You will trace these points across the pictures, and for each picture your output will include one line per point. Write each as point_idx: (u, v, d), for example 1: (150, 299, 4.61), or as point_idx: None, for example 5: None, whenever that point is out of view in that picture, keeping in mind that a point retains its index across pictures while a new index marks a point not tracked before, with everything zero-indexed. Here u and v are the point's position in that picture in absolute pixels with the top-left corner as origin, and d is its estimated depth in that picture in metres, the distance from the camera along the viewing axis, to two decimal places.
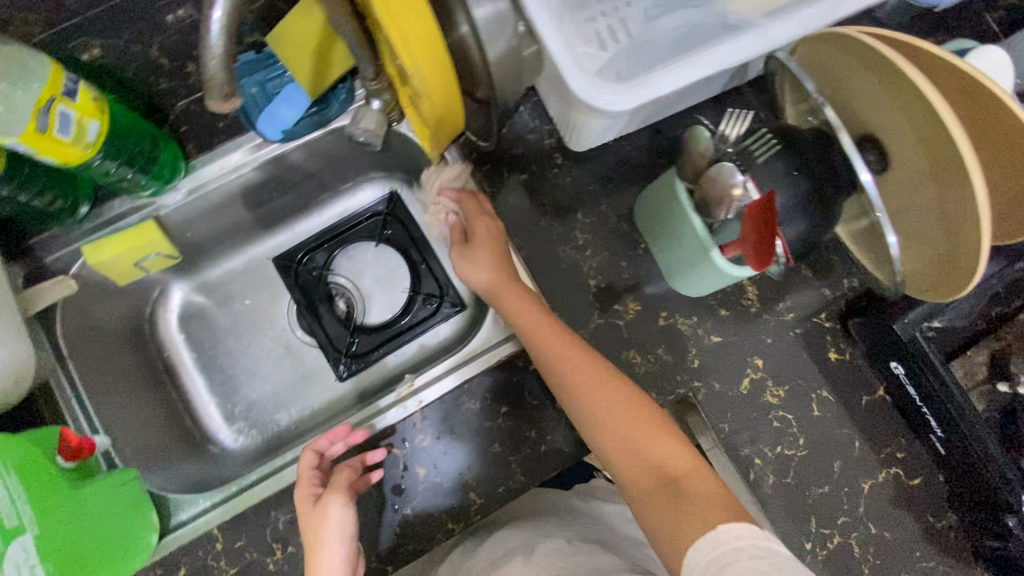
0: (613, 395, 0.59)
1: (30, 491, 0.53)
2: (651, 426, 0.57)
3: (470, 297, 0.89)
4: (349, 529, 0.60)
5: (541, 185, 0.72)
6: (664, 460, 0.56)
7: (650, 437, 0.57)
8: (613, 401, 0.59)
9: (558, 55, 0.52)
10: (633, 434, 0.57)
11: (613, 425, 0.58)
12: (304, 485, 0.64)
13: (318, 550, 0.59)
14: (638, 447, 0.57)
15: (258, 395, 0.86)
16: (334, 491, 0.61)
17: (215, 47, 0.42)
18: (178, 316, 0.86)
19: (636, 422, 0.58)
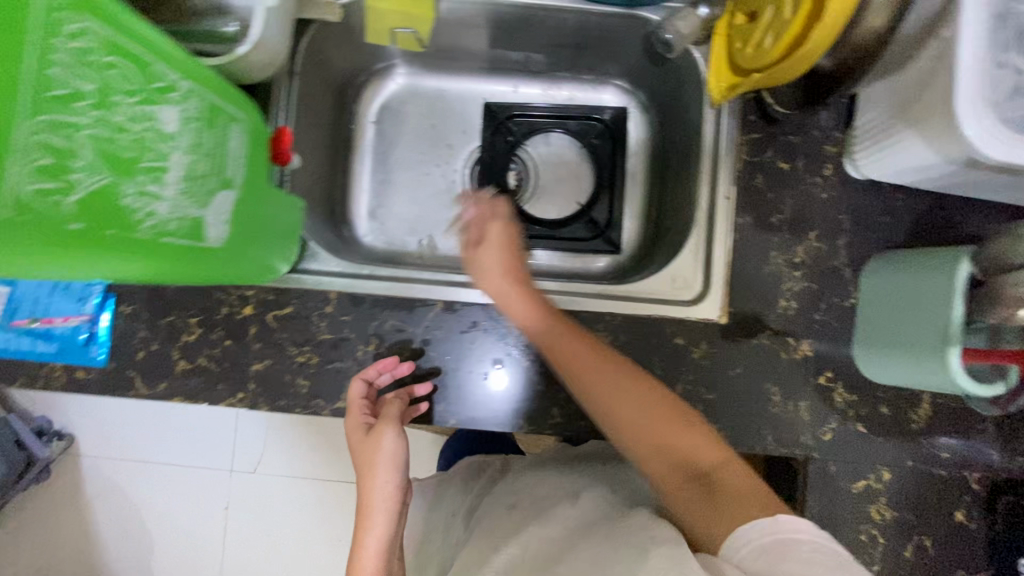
0: (621, 382, 0.58)
1: (249, 156, 0.51)
2: (669, 411, 0.56)
3: (633, 246, 0.85)
4: (400, 462, 0.63)
5: (794, 186, 0.66)
6: (630, 393, 0.57)
7: (665, 421, 0.55)
8: (625, 406, 0.57)
9: (963, 62, 0.43)
10: (625, 412, 0.57)
11: (636, 420, 0.56)
12: (354, 412, 0.63)
13: (373, 476, 0.62)
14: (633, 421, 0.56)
15: (404, 209, 0.87)
16: (389, 422, 0.62)
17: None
18: (381, 100, 0.88)
19: (636, 404, 0.57)
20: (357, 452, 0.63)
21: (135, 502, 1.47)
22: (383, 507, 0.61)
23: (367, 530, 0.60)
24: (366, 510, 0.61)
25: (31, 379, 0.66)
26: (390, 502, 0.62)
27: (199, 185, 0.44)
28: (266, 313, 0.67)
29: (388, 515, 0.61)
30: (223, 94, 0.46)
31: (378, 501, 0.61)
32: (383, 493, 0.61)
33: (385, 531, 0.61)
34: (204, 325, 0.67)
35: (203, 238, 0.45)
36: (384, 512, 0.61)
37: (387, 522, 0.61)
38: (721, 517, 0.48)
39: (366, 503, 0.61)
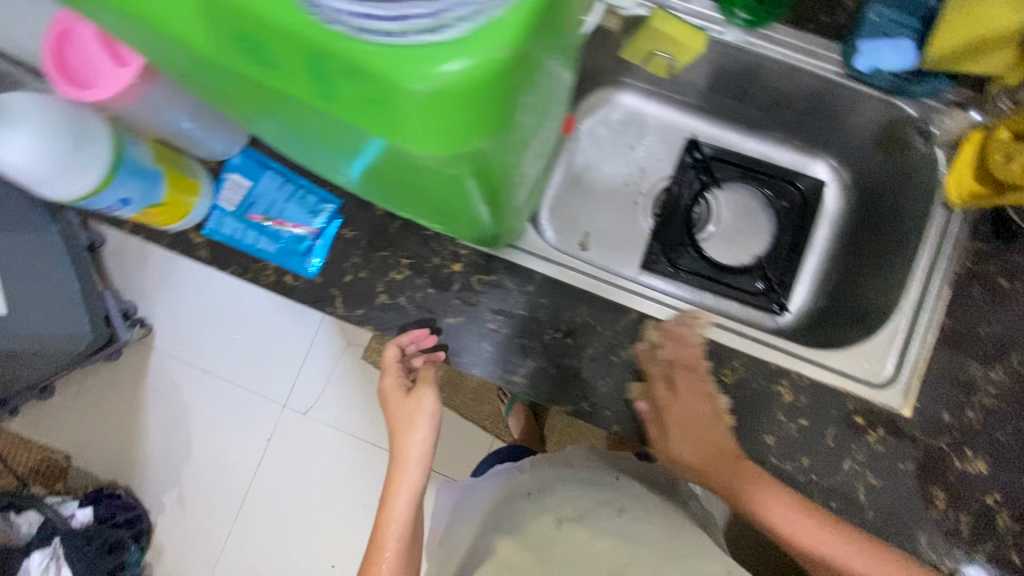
0: (697, 428, 0.65)
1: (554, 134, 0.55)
2: (746, 471, 0.64)
3: (797, 315, 0.86)
4: (433, 424, 0.70)
5: (1009, 304, 0.67)
6: (722, 467, 0.64)
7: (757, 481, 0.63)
8: (686, 445, 0.66)
9: None
10: (685, 438, 0.66)
11: (726, 475, 0.64)
12: (395, 366, 0.70)
13: (405, 433, 0.70)
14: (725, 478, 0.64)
15: (586, 215, 0.91)
16: (426, 387, 0.70)
17: None
18: (595, 112, 0.93)
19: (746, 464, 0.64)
20: (390, 405, 0.71)
21: (187, 404, 1.42)
22: (413, 466, 0.69)
23: (397, 492, 0.69)
24: (402, 470, 0.70)
25: (243, 270, 0.71)
26: (421, 458, 0.70)
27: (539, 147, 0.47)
28: (473, 275, 0.70)
29: (418, 473, 0.70)
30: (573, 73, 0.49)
31: (410, 459, 0.69)
32: (416, 466, 0.70)
33: (410, 493, 0.69)
34: (412, 268, 0.70)
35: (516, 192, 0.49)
36: (413, 478, 0.69)
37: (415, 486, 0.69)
38: (783, 537, 0.64)
39: (404, 460, 0.70)
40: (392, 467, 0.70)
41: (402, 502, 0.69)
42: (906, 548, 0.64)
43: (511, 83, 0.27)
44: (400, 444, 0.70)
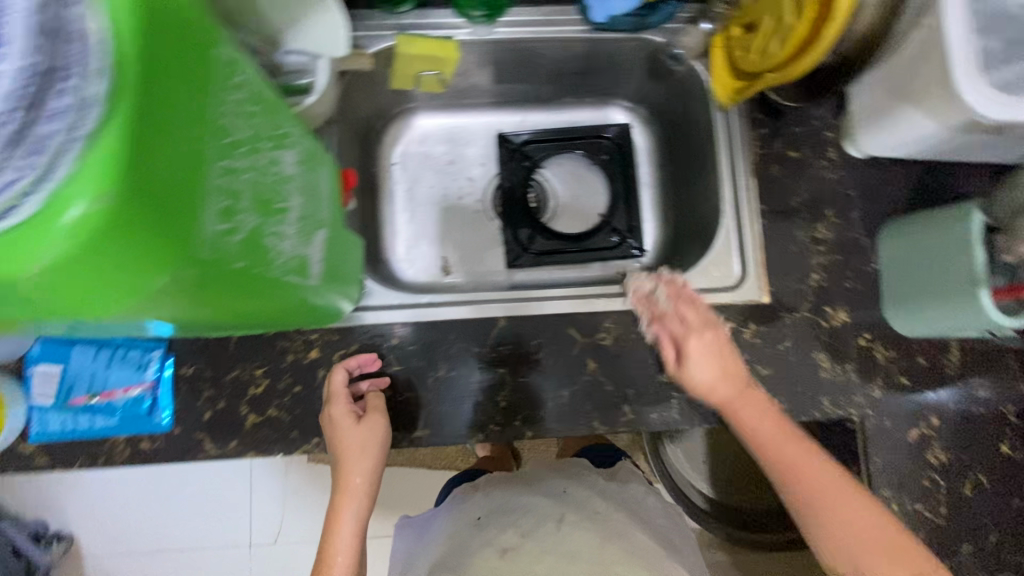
0: (776, 437, 0.63)
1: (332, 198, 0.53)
2: (847, 493, 0.61)
3: (654, 248, 0.91)
4: (367, 505, 0.64)
5: (804, 169, 0.73)
6: (817, 501, 0.61)
7: (851, 508, 0.60)
8: (769, 421, 0.64)
9: (953, 43, 0.52)
10: (787, 449, 0.63)
11: (827, 506, 0.61)
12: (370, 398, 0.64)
13: (349, 457, 0.62)
14: (835, 512, 0.61)
15: (432, 241, 0.90)
16: (349, 463, 0.62)
17: None
18: (401, 144, 0.91)
19: (866, 518, 0.60)
20: (338, 404, 0.63)
21: None
22: (347, 555, 0.61)
23: (339, 534, 0.62)
24: (349, 480, 0.63)
25: (93, 458, 0.64)
26: (367, 480, 0.63)
27: (308, 222, 0.46)
28: (334, 353, 0.67)
29: (359, 516, 0.63)
30: (310, 136, 0.48)
31: (365, 467, 0.62)
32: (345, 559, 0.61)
33: (354, 549, 0.62)
34: (270, 374, 0.67)
35: (308, 276, 0.47)
36: (354, 523, 0.62)
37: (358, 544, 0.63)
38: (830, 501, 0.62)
39: (343, 511, 0.62)
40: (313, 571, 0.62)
41: (346, 548, 0.61)
42: (814, 414, 0.69)
43: (165, 206, 0.27)
44: (335, 513, 0.63)
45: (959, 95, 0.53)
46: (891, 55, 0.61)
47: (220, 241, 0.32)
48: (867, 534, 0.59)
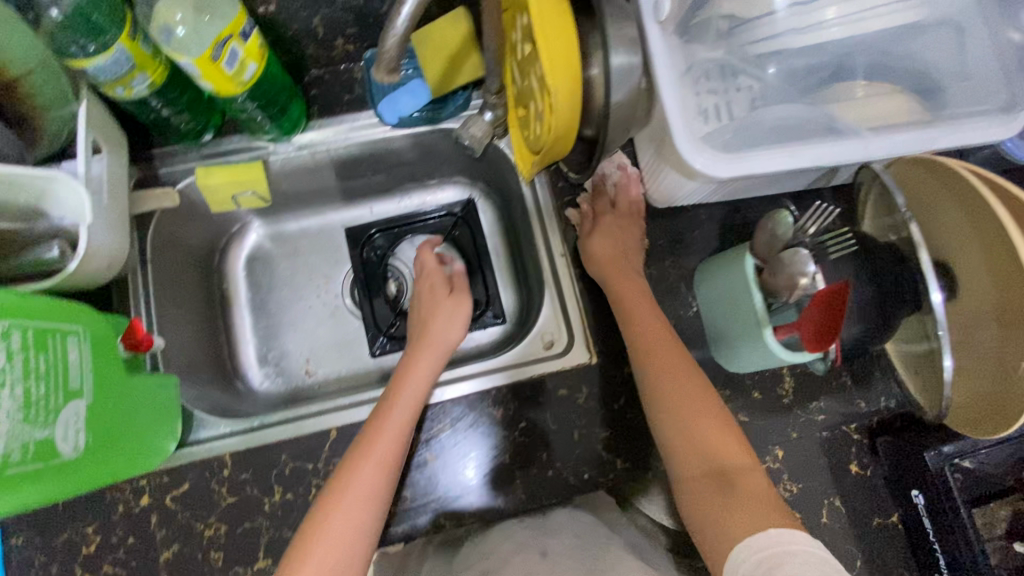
0: (649, 332, 0.65)
1: (98, 361, 0.54)
2: (727, 442, 0.58)
3: (513, 313, 0.91)
4: (423, 396, 0.68)
5: None
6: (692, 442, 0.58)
7: (725, 453, 0.57)
8: (664, 367, 0.62)
9: (672, 116, 0.55)
10: (654, 354, 0.64)
11: (704, 452, 0.58)
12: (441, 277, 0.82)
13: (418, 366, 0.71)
14: (682, 424, 0.59)
15: (294, 346, 0.90)
16: (463, 294, 0.80)
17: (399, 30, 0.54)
18: (247, 256, 0.92)
19: (740, 458, 0.57)
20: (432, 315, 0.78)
21: None
22: (358, 501, 0.59)
23: (358, 475, 0.60)
24: (405, 397, 0.66)
25: None
26: (403, 432, 0.64)
27: (42, 405, 0.46)
28: (165, 496, 0.66)
29: (391, 474, 0.61)
30: (46, 315, 0.49)
31: (409, 398, 0.66)
32: (357, 502, 0.59)
33: (371, 508, 0.59)
34: (103, 530, 0.65)
35: (56, 457, 0.47)
36: (378, 491, 0.60)
37: (392, 459, 0.62)
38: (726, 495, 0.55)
39: (385, 429, 0.63)
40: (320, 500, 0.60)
41: (360, 492, 0.59)
42: (660, 469, 0.69)
43: None
44: (375, 428, 0.64)
45: (688, 160, 0.56)
46: (645, 121, 0.64)
47: None
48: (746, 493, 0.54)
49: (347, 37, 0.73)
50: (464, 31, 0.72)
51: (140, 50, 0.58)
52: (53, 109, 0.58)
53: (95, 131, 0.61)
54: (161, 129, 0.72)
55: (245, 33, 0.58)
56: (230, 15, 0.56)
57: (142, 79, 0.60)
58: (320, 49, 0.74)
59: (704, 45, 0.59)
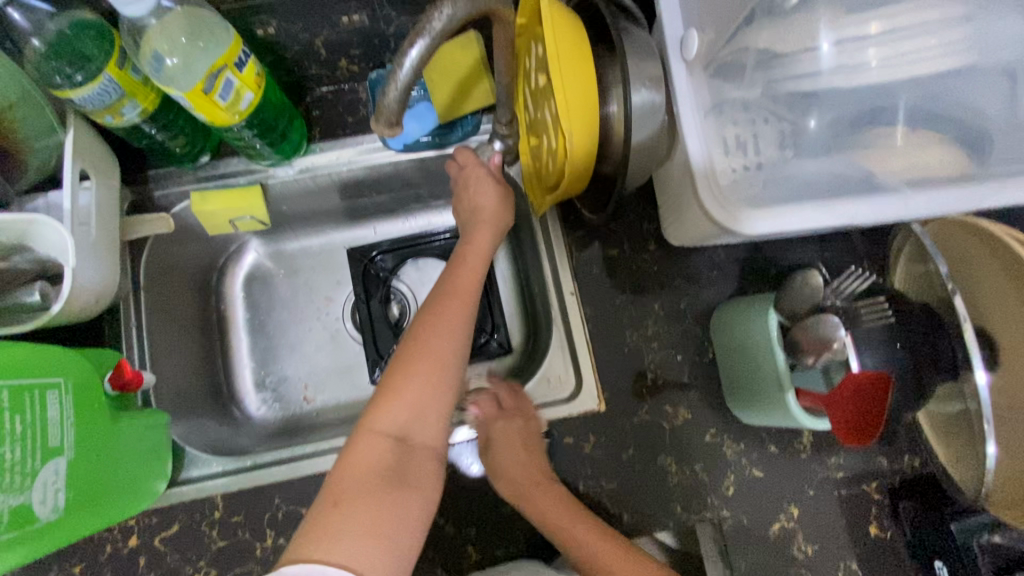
0: (507, 451, 0.64)
1: (80, 413, 0.51)
2: (547, 500, 0.60)
3: (519, 344, 0.87)
4: (462, 323, 0.59)
5: (627, 265, 0.71)
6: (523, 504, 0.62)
7: (557, 517, 0.59)
8: (511, 461, 0.63)
9: (695, 162, 0.51)
10: (500, 455, 0.64)
11: (539, 515, 0.60)
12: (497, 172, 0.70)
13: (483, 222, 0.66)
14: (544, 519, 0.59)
15: (292, 371, 0.86)
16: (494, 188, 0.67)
17: (401, 80, 0.49)
18: (245, 276, 0.88)
19: (573, 527, 0.58)
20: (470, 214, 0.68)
21: None
22: (413, 408, 0.54)
23: (408, 384, 0.54)
24: (461, 288, 0.61)
25: None
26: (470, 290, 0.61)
27: (16, 471, 0.43)
28: (154, 537, 0.64)
29: (457, 337, 0.57)
30: (21, 371, 0.46)
31: (473, 265, 0.64)
32: (423, 378, 0.55)
33: (447, 382, 0.56)
34: (89, 571, 0.63)
35: (32, 522, 0.45)
36: (454, 343, 0.57)
37: (456, 326, 0.58)
38: None
39: (439, 314, 0.58)
40: (379, 383, 0.55)
41: (413, 400, 0.54)
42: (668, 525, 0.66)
43: None
44: (411, 346, 0.56)
45: (709, 210, 0.52)
46: (667, 161, 0.60)
47: None
48: None
49: (349, 57, 0.69)
50: (475, 56, 0.68)
51: (129, 77, 0.54)
52: (35, 140, 0.55)
53: (83, 159, 0.58)
54: (153, 150, 0.69)
55: (241, 61, 0.54)
56: (225, 44, 0.53)
57: (131, 108, 0.57)
58: (323, 69, 0.70)
59: (736, 85, 0.52)
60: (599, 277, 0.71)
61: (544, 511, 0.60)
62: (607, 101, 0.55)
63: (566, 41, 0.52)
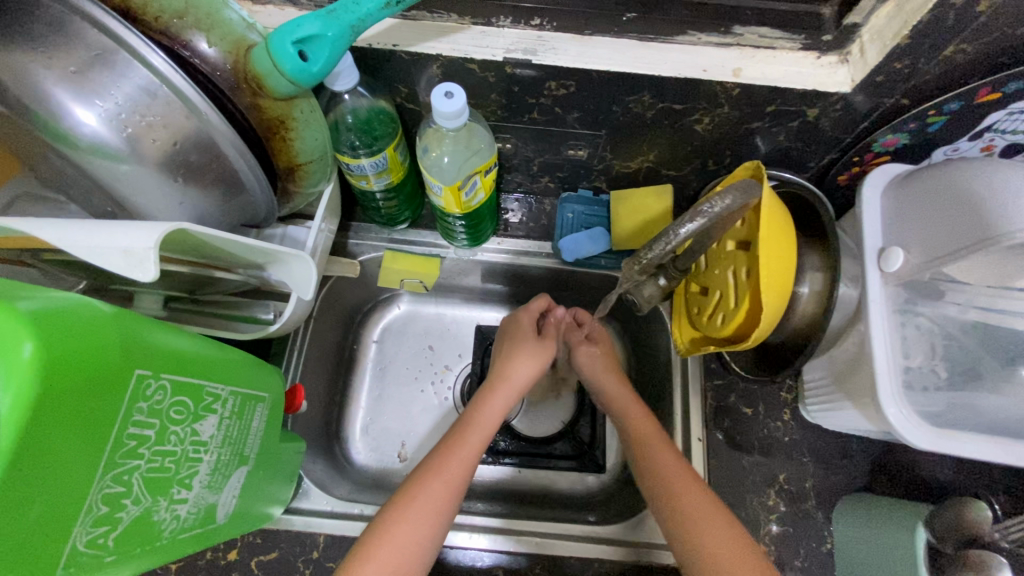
0: (606, 375, 0.74)
1: (266, 427, 0.55)
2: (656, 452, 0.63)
3: (615, 466, 0.86)
4: (426, 530, 0.56)
5: (756, 428, 0.72)
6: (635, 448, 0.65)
7: (677, 486, 0.59)
8: (608, 378, 0.74)
9: (878, 363, 0.55)
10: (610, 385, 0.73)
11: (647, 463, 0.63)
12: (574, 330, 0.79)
13: (520, 355, 0.72)
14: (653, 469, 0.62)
15: (393, 424, 0.88)
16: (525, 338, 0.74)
17: (681, 235, 0.49)
18: (383, 324, 0.94)
19: (685, 483, 0.60)
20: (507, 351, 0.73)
21: None
22: (400, 553, 0.54)
23: (401, 524, 0.55)
24: (448, 469, 0.59)
25: None
26: (479, 447, 0.63)
27: (222, 471, 0.47)
28: (252, 558, 0.66)
29: (440, 518, 0.57)
30: (249, 380, 0.51)
31: (489, 422, 0.66)
32: (419, 522, 0.55)
33: (433, 534, 0.56)
34: (184, 572, 0.65)
35: (211, 522, 0.48)
36: (443, 511, 0.57)
37: (459, 482, 0.59)
38: None
39: (441, 470, 0.59)
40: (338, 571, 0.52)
41: None
42: None
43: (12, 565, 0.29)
44: (359, 557, 0.53)
45: (881, 408, 0.55)
46: (832, 348, 0.63)
47: (80, 560, 0.33)
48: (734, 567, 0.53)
49: (554, 175, 0.79)
50: (665, 204, 0.76)
51: (395, 159, 0.65)
52: (310, 187, 0.62)
53: (326, 210, 0.68)
54: (369, 211, 0.79)
55: (489, 170, 0.63)
56: (485, 156, 0.63)
57: (382, 180, 0.67)
58: (526, 179, 0.81)
59: (930, 308, 0.56)
60: (729, 431, 0.72)
61: (659, 459, 0.62)
62: (799, 282, 0.62)
63: (773, 229, 0.59)
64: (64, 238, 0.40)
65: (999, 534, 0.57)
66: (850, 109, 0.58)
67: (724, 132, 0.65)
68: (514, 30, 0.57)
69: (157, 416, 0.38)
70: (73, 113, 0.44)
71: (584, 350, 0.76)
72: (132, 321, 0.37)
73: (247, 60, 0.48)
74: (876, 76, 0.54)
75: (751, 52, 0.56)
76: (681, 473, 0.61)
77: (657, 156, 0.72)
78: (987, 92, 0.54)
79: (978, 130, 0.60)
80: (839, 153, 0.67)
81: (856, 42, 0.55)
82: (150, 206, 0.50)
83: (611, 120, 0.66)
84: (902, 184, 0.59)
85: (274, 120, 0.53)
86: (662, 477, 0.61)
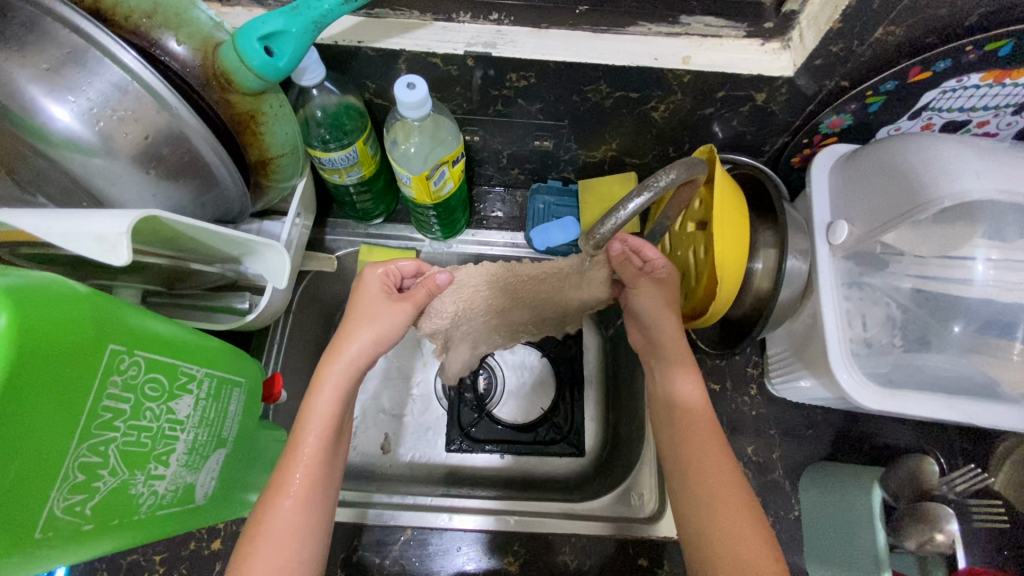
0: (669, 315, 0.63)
1: (243, 414, 0.56)
2: (698, 432, 0.58)
3: (593, 449, 0.88)
4: (296, 536, 0.52)
5: (725, 404, 0.73)
6: (681, 423, 0.60)
7: (702, 453, 0.57)
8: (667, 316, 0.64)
9: (829, 332, 0.58)
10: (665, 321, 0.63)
11: (694, 440, 0.58)
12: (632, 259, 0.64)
13: (357, 321, 0.61)
14: (686, 435, 0.59)
15: (373, 417, 0.89)
16: (372, 297, 0.62)
17: (629, 212, 0.52)
18: None
19: (713, 452, 0.57)
20: (355, 323, 0.61)
21: None
22: None
23: (259, 553, 0.50)
24: (292, 471, 0.54)
25: None
26: (323, 439, 0.56)
27: (198, 451, 0.49)
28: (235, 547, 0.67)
29: (306, 523, 0.53)
30: (227, 365, 0.53)
31: (324, 409, 0.57)
32: (274, 553, 0.51)
33: (305, 543, 0.53)
34: (169, 562, 0.66)
35: (190, 502, 0.49)
36: (308, 520, 0.54)
37: (312, 480, 0.55)
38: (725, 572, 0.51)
39: (289, 473, 0.54)
40: None
41: None
42: None
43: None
44: None
45: (835, 373, 0.57)
46: (790, 321, 0.66)
47: (57, 526, 0.35)
48: (749, 543, 0.52)
49: (522, 167, 0.82)
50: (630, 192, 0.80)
51: (366, 152, 0.67)
52: (282, 181, 0.64)
53: (300, 205, 0.70)
54: (343, 207, 0.81)
55: (457, 160, 0.66)
56: (452, 146, 0.65)
57: (354, 173, 0.69)
58: (496, 172, 0.84)
59: (874, 277, 0.59)
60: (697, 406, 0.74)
61: (700, 427, 0.59)
62: (753, 258, 0.65)
63: (729, 210, 0.62)
64: (39, 226, 0.42)
65: (947, 487, 0.65)
66: (795, 92, 0.62)
67: (680, 119, 0.68)
68: (473, 25, 0.60)
69: (132, 390, 0.40)
70: (47, 109, 0.46)
71: (645, 286, 0.64)
72: (107, 301, 0.39)
73: (215, 56, 0.51)
74: (815, 60, 0.57)
75: (699, 41, 0.59)
76: (715, 449, 0.57)
77: (620, 144, 0.75)
78: (918, 71, 0.58)
79: (917, 109, 0.64)
80: (791, 136, 0.70)
81: (795, 29, 0.58)
82: (125, 198, 0.52)
83: (572, 110, 0.68)
84: (849, 160, 0.62)
85: (243, 115, 0.55)
86: (696, 441, 0.58)
